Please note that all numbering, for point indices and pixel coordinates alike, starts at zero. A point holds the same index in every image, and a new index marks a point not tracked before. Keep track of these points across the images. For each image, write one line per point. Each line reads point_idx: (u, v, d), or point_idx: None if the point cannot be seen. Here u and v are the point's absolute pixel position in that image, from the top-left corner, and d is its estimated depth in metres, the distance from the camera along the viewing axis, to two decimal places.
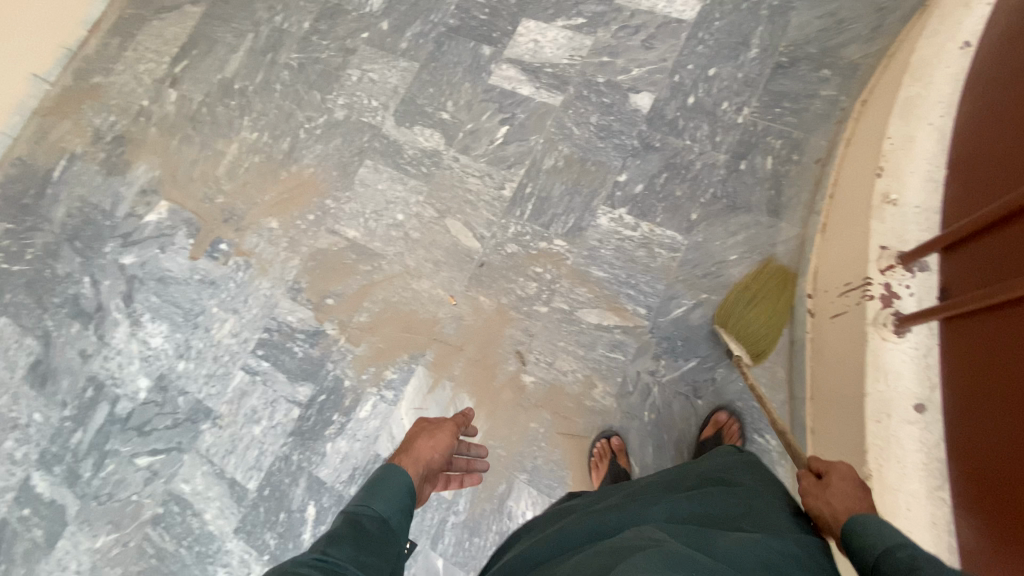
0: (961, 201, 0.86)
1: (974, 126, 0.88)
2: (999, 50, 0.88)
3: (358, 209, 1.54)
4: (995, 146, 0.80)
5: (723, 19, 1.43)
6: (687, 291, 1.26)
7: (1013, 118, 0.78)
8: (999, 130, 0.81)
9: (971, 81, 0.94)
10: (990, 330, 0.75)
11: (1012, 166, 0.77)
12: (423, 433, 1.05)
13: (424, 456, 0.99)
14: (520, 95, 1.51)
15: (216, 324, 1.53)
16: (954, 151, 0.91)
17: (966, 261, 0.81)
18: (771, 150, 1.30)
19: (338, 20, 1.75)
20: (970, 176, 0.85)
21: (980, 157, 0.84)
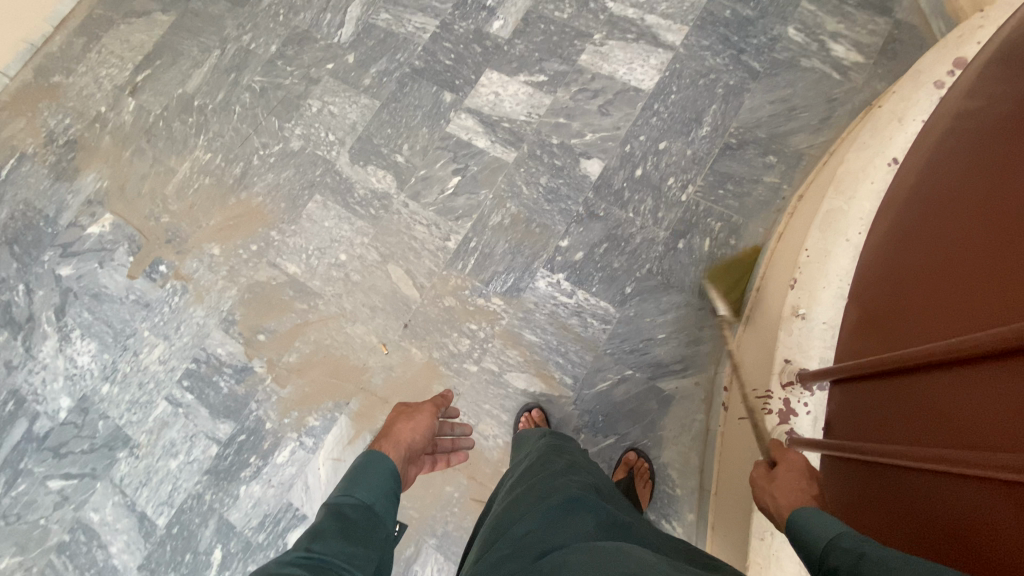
0: (868, 326, 0.85)
1: (891, 247, 0.88)
2: (916, 180, 0.88)
3: (302, 244, 1.53)
4: (909, 283, 0.79)
5: (679, 94, 1.45)
6: (614, 365, 1.27)
7: (928, 258, 0.78)
8: (916, 266, 0.79)
9: (890, 199, 0.94)
10: (881, 477, 0.73)
11: (920, 308, 0.75)
12: (400, 417, 1.09)
13: (405, 438, 1.03)
14: (475, 146, 1.51)
15: (145, 348, 1.50)
16: (868, 269, 0.91)
17: (868, 396, 0.79)
18: (710, 232, 1.33)
19: (306, 47, 1.74)
20: (880, 302, 0.85)
21: (892, 285, 0.83)
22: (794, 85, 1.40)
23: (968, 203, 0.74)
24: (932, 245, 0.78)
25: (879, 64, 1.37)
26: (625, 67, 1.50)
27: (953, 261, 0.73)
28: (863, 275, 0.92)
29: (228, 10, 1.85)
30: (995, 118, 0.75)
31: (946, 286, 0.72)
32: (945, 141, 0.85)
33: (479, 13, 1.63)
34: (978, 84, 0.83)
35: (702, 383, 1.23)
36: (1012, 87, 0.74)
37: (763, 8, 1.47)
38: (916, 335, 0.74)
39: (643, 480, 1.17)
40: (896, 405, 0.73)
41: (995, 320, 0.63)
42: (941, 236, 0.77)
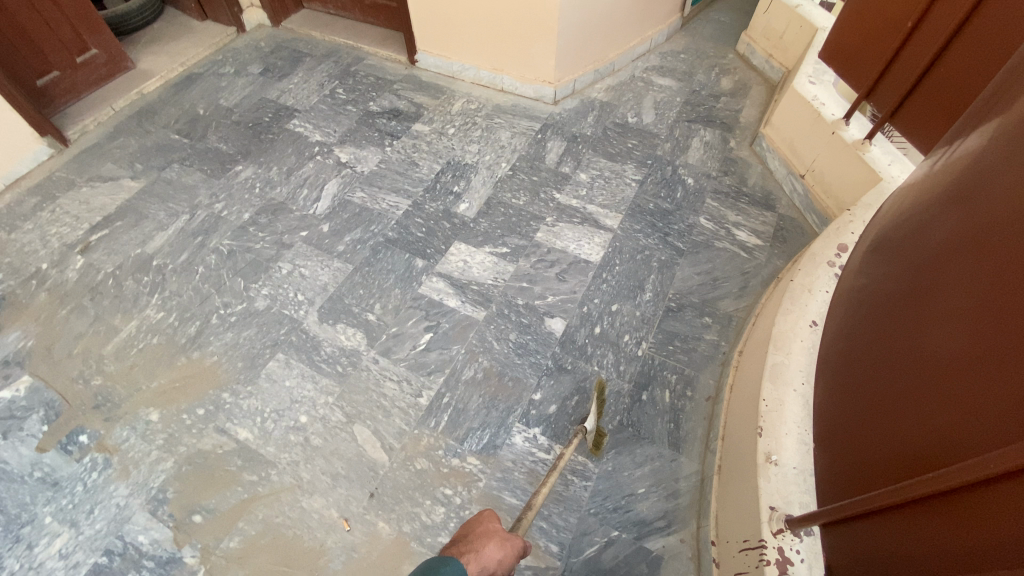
0: (842, 469, 0.94)
1: (840, 397, 1.01)
2: (843, 340, 1.07)
3: (258, 406, 1.43)
4: (863, 429, 0.91)
5: (623, 266, 1.69)
6: (599, 526, 1.24)
7: (872, 406, 0.90)
8: (866, 414, 0.92)
9: (828, 354, 1.11)
10: None
11: (880, 451, 0.85)
12: (494, 533, 0.88)
13: (491, 566, 0.81)
14: (446, 306, 1.61)
15: (42, 540, 1.23)
16: (828, 415, 1.03)
17: (861, 538, 0.84)
18: (668, 384, 1.45)
19: (280, 216, 1.86)
20: (846, 443, 0.94)
21: (850, 431, 0.94)
22: (713, 260, 1.70)
23: (889, 356, 0.90)
24: (872, 390, 0.91)
25: (774, 246, 1.73)
26: (575, 243, 1.76)
27: (893, 409, 0.85)
28: (825, 421, 1.03)
29: (203, 180, 1.97)
30: (894, 292, 0.95)
31: (894, 424, 0.84)
32: (860, 308, 1.05)
33: (447, 197, 1.89)
34: (870, 267, 1.09)
35: (687, 539, 1.22)
36: (896, 269, 0.98)
37: (677, 203, 1.85)
38: (885, 471, 0.83)
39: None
40: (886, 541, 0.78)
41: (942, 452, 0.73)
42: (876, 383, 0.91)
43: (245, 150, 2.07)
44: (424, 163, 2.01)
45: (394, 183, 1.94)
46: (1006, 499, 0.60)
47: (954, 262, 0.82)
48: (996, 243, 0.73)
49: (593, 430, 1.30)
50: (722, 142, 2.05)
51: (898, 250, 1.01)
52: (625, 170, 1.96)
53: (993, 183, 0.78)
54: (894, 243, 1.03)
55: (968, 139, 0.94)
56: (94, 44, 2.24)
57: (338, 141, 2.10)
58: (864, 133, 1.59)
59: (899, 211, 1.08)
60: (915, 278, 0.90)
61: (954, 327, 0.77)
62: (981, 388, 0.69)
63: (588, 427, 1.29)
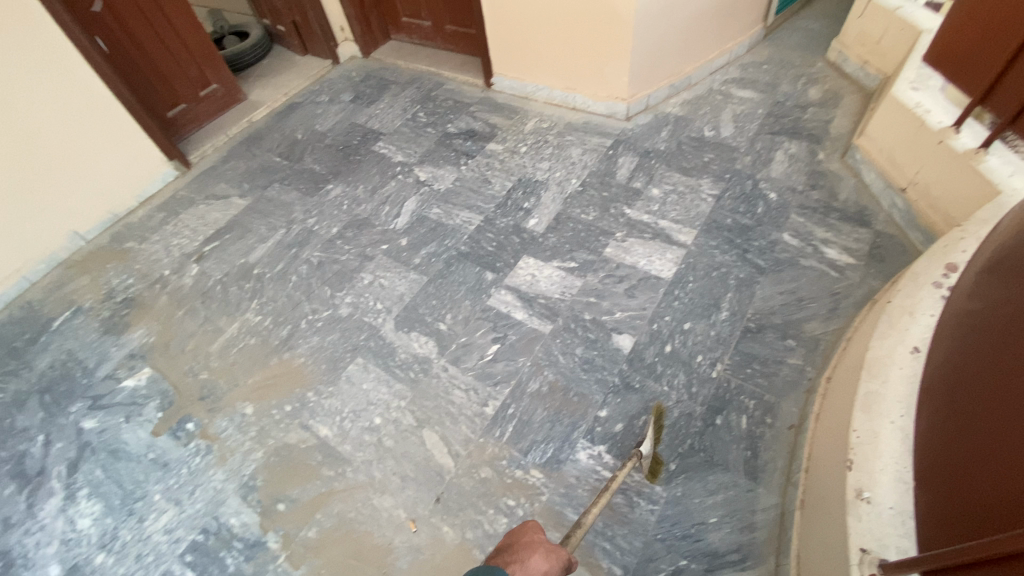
0: (945, 513, 0.83)
1: (945, 432, 0.90)
2: (951, 369, 0.96)
3: (338, 406, 1.53)
4: (973, 469, 0.80)
5: (697, 283, 1.64)
6: (666, 554, 1.19)
7: (984, 443, 0.80)
8: (976, 454, 0.81)
9: (934, 383, 0.99)
10: None
11: (994, 495, 0.75)
12: (539, 545, 0.88)
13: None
14: (513, 318, 1.64)
15: (152, 514, 1.38)
16: (934, 451, 0.91)
17: None
18: (745, 409, 1.37)
19: (364, 230, 2.00)
20: (951, 484, 0.84)
21: (957, 471, 0.84)
22: (797, 280, 1.59)
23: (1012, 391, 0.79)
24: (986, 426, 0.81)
25: (869, 265, 1.59)
26: (646, 259, 1.72)
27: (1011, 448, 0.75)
28: (930, 458, 0.91)
29: (298, 198, 2.17)
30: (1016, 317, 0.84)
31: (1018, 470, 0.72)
32: (971, 334, 0.94)
33: (517, 212, 1.94)
34: (986, 288, 0.97)
35: None
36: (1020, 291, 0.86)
37: (758, 218, 1.76)
38: (1000, 516, 0.72)
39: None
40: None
41: None
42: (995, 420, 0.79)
43: (336, 170, 2.26)
44: (496, 180, 2.08)
45: (468, 200, 2.02)
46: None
47: None
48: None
49: (649, 456, 1.22)
50: (810, 154, 1.93)
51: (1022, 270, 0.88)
52: (700, 185, 1.90)
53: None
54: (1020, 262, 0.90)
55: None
56: (215, 80, 2.57)
57: (418, 161, 2.23)
58: (978, 140, 1.43)
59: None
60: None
61: None
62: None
63: (644, 451, 1.21)
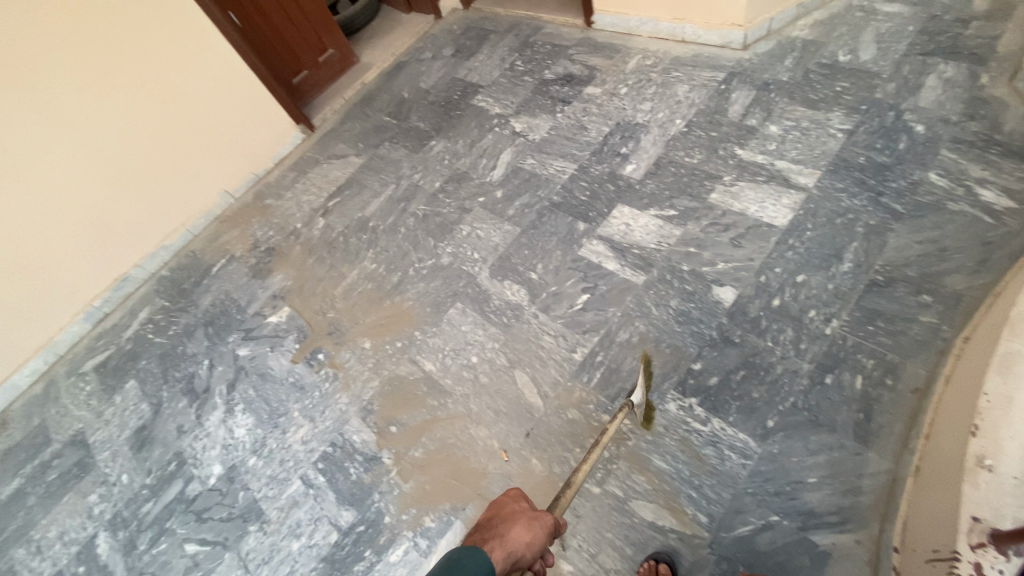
0: None
1: None
2: None
3: (440, 345, 1.67)
4: None
5: (815, 231, 1.48)
6: (756, 507, 1.16)
7: None
8: None
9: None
10: None
11: None
12: (522, 517, 0.92)
13: (518, 547, 0.85)
14: (606, 269, 1.63)
15: (292, 428, 1.66)
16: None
17: None
18: (861, 369, 1.25)
19: (463, 183, 2.08)
20: None
21: None
22: (945, 226, 1.36)
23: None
24: None
25: None
26: (755, 205, 1.59)
27: None
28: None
29: (405, 155, 2.30)
30: None
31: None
32: None
33: (614, 159, 1.88)
34: None
35: (868, 544, 1.06)
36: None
37: (899, 155, 1.52)
38: None
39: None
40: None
41: None
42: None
43: (438, 126, 2.35)
44: (593, 126, 2.02)
45: (562, 148, 2.00)
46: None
47: None
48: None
49: (641, 403, 1.29)
50: (971, 77, 1.58)
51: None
52: (828, 120, 1.67)
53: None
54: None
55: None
56: (331, 45, 2.77)
57: (514, 111, 2.23)
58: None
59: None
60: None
61: None
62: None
63: (636, 400, 1.29)
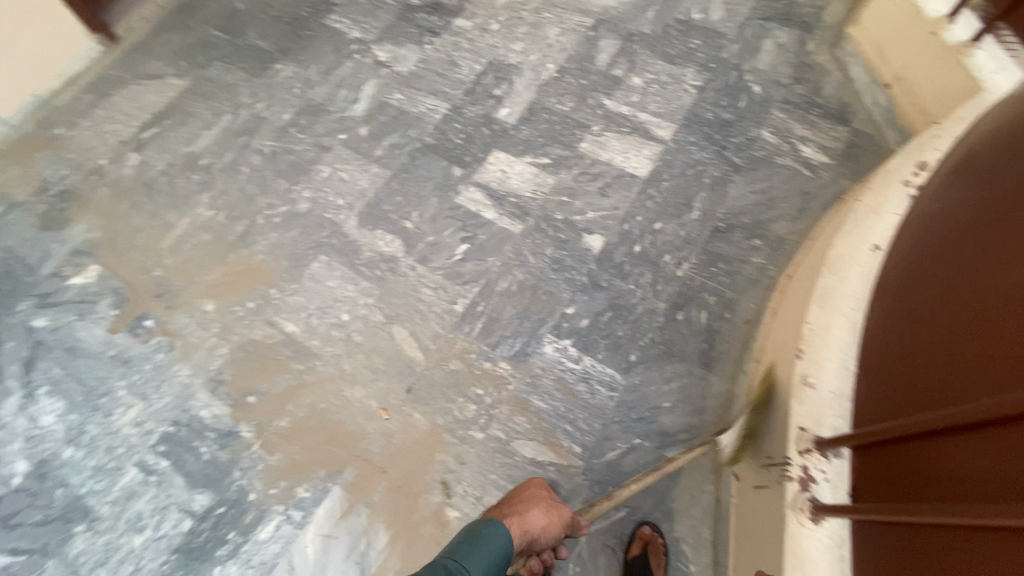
0: (886, 396, 0.90)
1: (894, 325, 0.95)
2: (907, 265, 0.99)
3: (302, 303, 1.50)
4: (918, 354, 0.85)
5: (671, 181, 1.60)
6: (622, 434, 1.28)
7: (934, 331, 0.84)
8: (924, 340, 0.86)
9: (893, 272, 1.03)
10: (919, 540, 0.73)
11: (939, 377, 0.80)
12: (542, 501, 1.05)
13: (535, 528, 0.99)
14: (482, 217, 1.59)
15: (119, 409, 1.39)
16: (887, 336, 0.96)
17: (896, 460, 0.81)
18: (706, 305, 1.41)
19: (320, 118, 1.83)
20: (894, 370, 0.90)
21: (901, 356, 0.90)
22: (771, 178, 1.57)
23: (982, 275, 0.81)
24: (937, 316, 0.85)
25: (843, 165, 1.57)
26: (622, 155, 1.66)
27: (966, 334, 0.79)
28: (881, 343, 0.96)
29: (244, 80, 1.94)
30: (983, 212, 0.87)
31: (983, 348, 0.75)
32: (931, 233, 0.97)
33: (488, 100, 1.80)
34: (950, 189, 1.01)
35: (709, 453, 1.25)
36: (1002, 181, 0.87)
37: (739, 113, 1.69)
38: (945, 396, 0.78)
39: (658, 558, 1.14)
40: (952, 468, 0.72)
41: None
42: (959, 306, 0.82)
43: (284, 48, 2.00)
44: (464, 63, 1.89)
45: (432, 85, 1.86)
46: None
47: None
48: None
49: None
50: (799, 44, 1.79)
51: (1006, 156, 0.90)
52: (683, 75, 1.78)
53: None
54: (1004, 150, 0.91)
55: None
56: None
57: (376, 38, 1.99)
58: (950, 6, 1.41)
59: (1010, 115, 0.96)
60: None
61: None
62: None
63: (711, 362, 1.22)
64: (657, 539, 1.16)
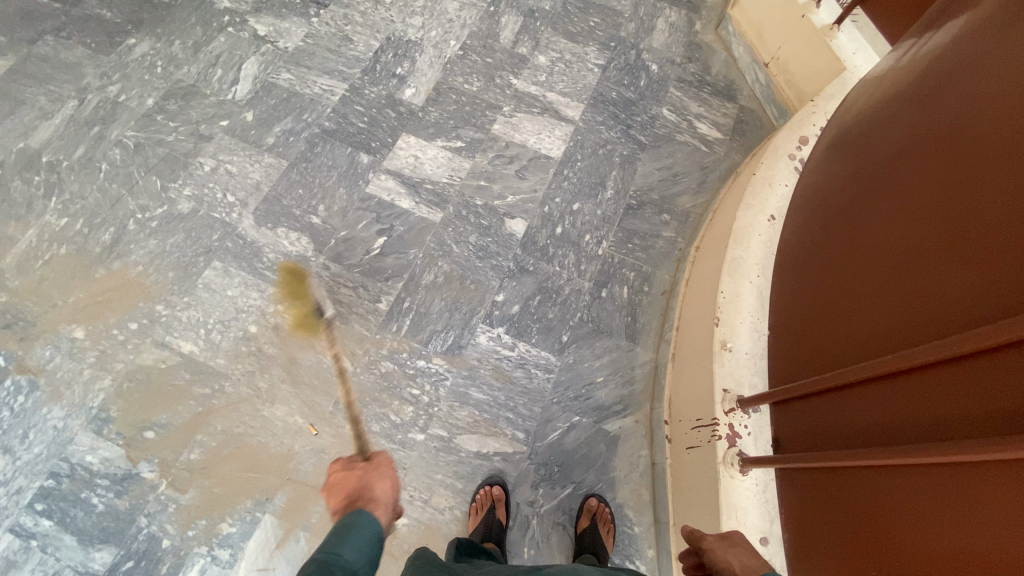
0: (794, 357, 1.01)
1: (795, 292, 1.07)
2: (802, 239, 1.12)
3: (199, 318, 1.33)
4: (817, 317, 0.97)
5: (584, 161, 1.62)
6: (562, 414, 1.31)
7: (827, 295, 0.97)
8: (821, 304, 0.98)
9: (794, 245, 1.14)
10: (829, 483, 0.84)
11: (834, 337, 0.92)
12: (372, 469, 0.89)
13: (388, 496, 0.85)
14: (398, 207, 1.50)
15: None
16: (795, 305, 1.06)
17: (805, 414, 0.93)
18: (627, 281, 1.48)
19: (193, 102, 1.59)
20: (798, 333, 1.02)
21: (803, 320, 1.01)
22: (674, 155, 1.66)
23: (866, 245, 0.92)
24: (830, 282, 0.97)
25: (733, 140, 1.70)
26: (534, 136, 1.65)
27: (852, 297, 0.91)
28: (786, 311, 1.08)
29: (87, 56, 1.61)
30: (857, 187, 1.00)
31: (869, 308, 0.86)
32: (819, 207, 1.10)
33: (389, 80, 1.68)
34: (827, 166, 1.14)
35: (641, 420, 1.32)
36: (870, 159, 0.99)
37: (640, 92, 1.75)
38: (840, 352, 0.90)
39: (605, 525, 1.19)
40: (845, 416, 0.83)
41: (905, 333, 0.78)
42: (848, 272, 0.93)
43: (135, 18, 1.69)
44: (358, 38, 1.74)
45: (325, 63, 1.69)
46: (997, 362, 0.60)
47: (916, 158, 0.87)
48: (999, 113, 0.72)
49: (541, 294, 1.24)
50: (688, 24, 1.89)
51: (872, 137, 1.02)
52: (586, 54, 1.80)
53: (998, 50, 0.78)
54: (869, 131, 1.04)
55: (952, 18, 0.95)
56: None
57: (252, 9, 1.76)
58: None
59: (872, 99, 1.09)
60: (896, 165, 0.91)
61: (909, 221, 0.84)
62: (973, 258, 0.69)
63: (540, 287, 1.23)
64: (603, 508, 1.21)
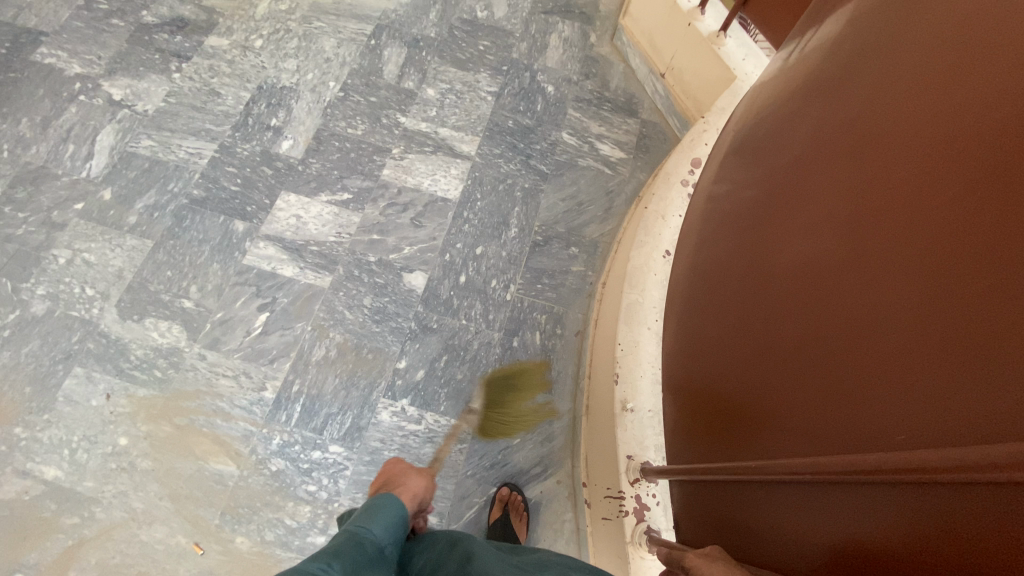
0: (708, 418, 0.89)
1: (709, 336, 0.93)
2: (712, 273, 0.99)
3: (59, 438, 1.18)
4: (734, 371, 0.84)
5: (484, 200, 1.53)
6: (477, 487, 1.22)
7: (743, 345, 0.83)
8: (737, 355, 0.84)
9: (696, 285, 1.03)
10: None
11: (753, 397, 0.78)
12: (410, 469, 0.95)
13: (417, 492, 0.88)
14: (282, 276, 1.37)
15: None
16: (696, 357, 0.95)
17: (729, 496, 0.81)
18: (538, 326, 1.39)
19: (40, 185, 1.42)
20: (713, 389, 0.89)
21: (718, 372, 0.88)
22: (577, 181, 1.58)
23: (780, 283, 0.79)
24: (747, 328, 0.84)
25: (637, 158, 1.63)
26: (429, 178, 1.54)
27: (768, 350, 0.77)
28: (699, 361, 0.94)
29: None
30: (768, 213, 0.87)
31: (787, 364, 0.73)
32: (730, 235, 0.97)
33: (264, 134, 1.55)
34: (732, 186, 1.02)
35: (562, 480, 1.24)
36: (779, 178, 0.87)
37: (538, 117, 1.66)
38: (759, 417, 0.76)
39: (518, 512, 1.17)
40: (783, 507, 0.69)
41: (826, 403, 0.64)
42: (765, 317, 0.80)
43: None
44: (227, 91, 1.60)
45: (190, 123, 1.54)
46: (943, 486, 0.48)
47: (829, 182, 0.74)
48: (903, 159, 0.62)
49: None
50: (582, 37, 1.81)
51: (773, 163, 0.91)
52: (478, 82, 1.70)
53: (894, 85, 0.68)
54: (767, 157, 0.93)
55: (843, 27, 0.85)
56: None
57: (103, 70, 1.59)
58: None
59: (766, 114, 0.99)
60: (807, 188, 0.79)
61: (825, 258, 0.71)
62: (871, 344, 0.59)
63: None
64: (514, 496, 1.20)
